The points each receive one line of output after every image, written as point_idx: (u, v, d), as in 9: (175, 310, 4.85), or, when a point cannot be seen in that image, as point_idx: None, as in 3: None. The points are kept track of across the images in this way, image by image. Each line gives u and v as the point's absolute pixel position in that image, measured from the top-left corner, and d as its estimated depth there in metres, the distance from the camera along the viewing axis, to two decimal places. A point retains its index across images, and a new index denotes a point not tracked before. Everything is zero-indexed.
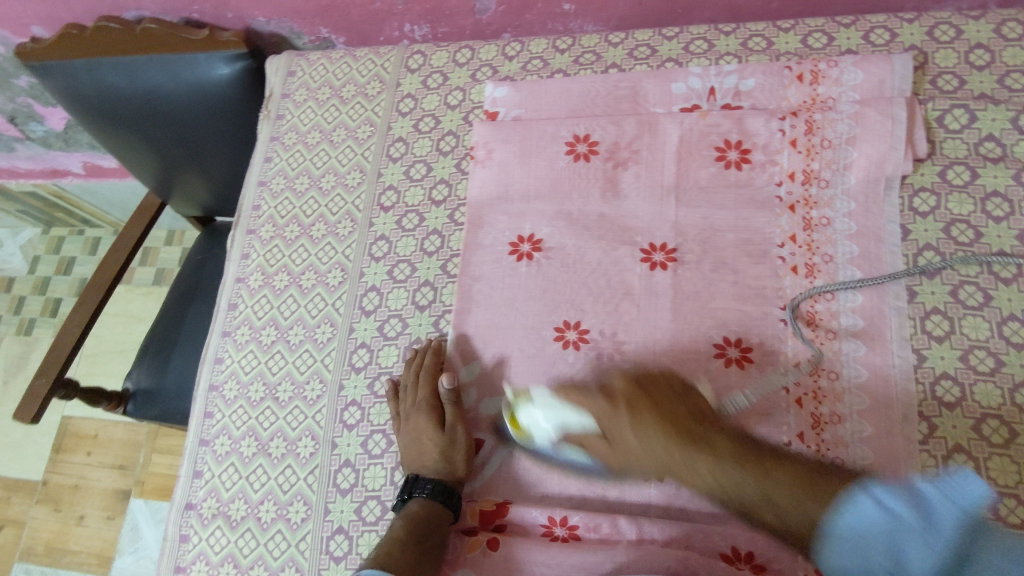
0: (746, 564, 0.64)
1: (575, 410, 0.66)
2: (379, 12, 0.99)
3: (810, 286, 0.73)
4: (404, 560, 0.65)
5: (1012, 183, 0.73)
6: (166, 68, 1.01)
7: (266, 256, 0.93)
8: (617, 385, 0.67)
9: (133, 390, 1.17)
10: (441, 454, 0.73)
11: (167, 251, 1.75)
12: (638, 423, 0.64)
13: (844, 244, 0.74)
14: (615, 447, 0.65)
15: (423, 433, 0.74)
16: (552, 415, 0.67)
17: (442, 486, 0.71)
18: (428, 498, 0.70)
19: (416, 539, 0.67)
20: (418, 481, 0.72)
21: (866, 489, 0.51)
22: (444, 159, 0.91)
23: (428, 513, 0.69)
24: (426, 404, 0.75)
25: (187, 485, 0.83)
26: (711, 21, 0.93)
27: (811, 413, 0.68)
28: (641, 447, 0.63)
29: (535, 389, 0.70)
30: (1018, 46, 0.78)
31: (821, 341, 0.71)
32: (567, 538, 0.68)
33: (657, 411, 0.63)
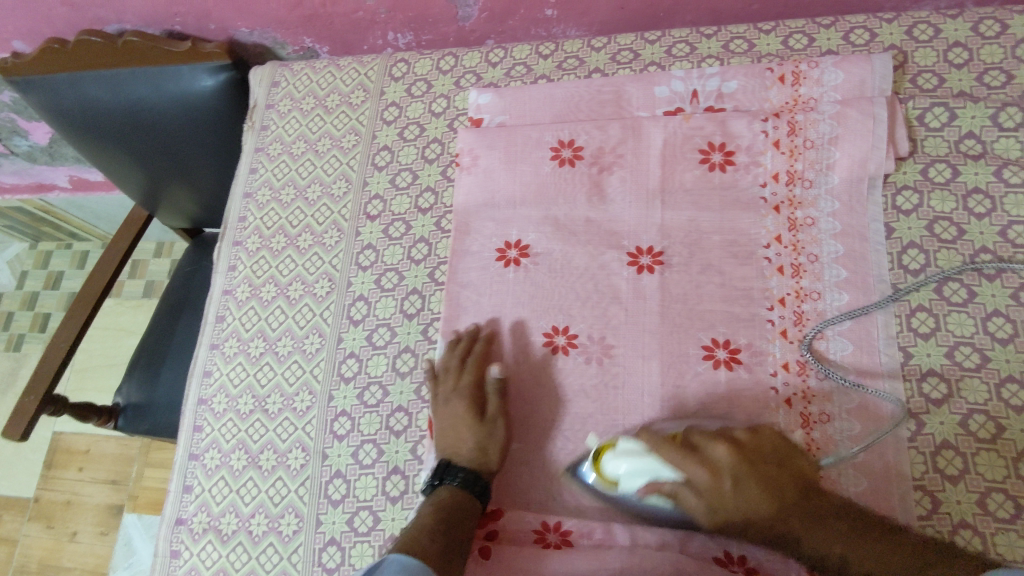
0: (739, 568, 0.64)
1: (674, 472, 0.60)
2: (362, 21, 0.99)
3: (796, 285, 0.73)
4: (432, 542, 0.61)
5: (993, 180, 0.73)
6: (149, 80, 1.01)
7: (253, 268, 0.93)
8: (717, 448, 0.61)
9: (123, 404, 1.16)
10: (477, 441, 0.71)
11: (156, 263, 1.74)
12: (741, 486, 0.60)
13: (830, 244, 0.74)
14: (716, 512, 0.60)
15: (462, 419, 0.72)
16: (648, 476, 0.61)
17: (473, 475, 0.68)
18: (458, 484, 0.68)
19: (444, 524, 0.64)
20: (451, 467, 0.69)
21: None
22: (430, 167, 0.91)
23: (457, 500, 0.67)
24: (468, 391, 0.74)
25: (178, 500, 0.82)
26: (693, 24, 0.93)
27: (800, 412, 0.68)
28: (743, 513, 0.59)
29: (626, 439, 0.62)
30: (995, 43, 0.79)
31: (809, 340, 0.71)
32: (560, 544, 0.68)
33: (763, 482, 0.60)
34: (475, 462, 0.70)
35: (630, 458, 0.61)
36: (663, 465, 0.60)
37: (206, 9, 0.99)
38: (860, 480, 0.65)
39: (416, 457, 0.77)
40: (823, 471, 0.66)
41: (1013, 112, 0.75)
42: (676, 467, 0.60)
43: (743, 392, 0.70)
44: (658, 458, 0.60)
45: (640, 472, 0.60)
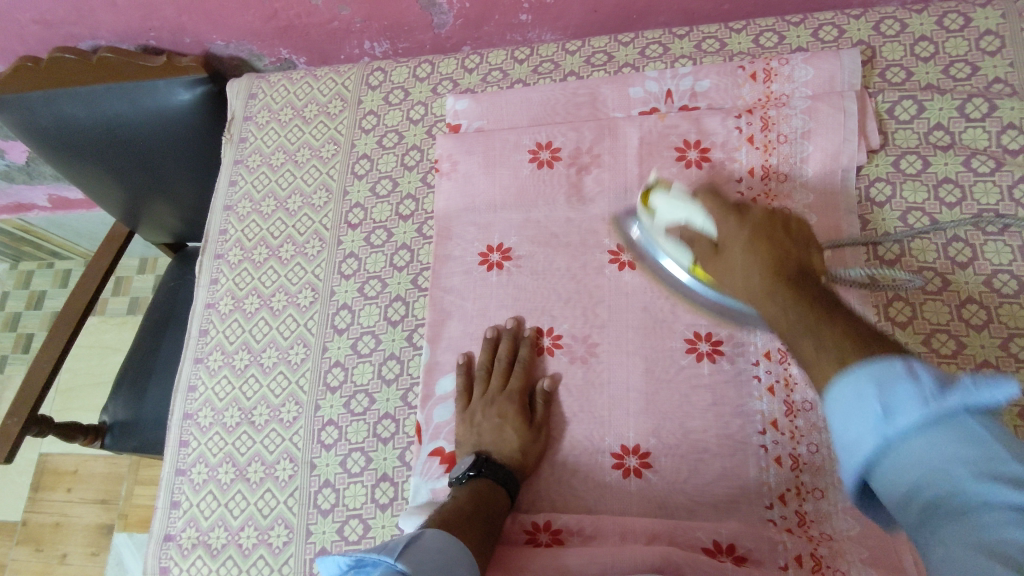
0: (727, 557, 0.63)
1: (703, 218, 0.65)
2: (338, 31, 0.99)
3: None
4: (470, 527, 0.61)
5: (963, 169, 0.75)
6: (125, 96, 1.01)
7: (235, 280, 0.93)
8: (759, 211, 0.63)
9: (110, 423, 1.15)
10: (520, 445, 0.71)
11: (140, 279, 1.72)
12: (751, 240, 0.60)
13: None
14: (716, 264, 0.63)
15: (509, 420, 0.72)
16: (680, 216, 0.68)
17: (509, 476, 0.69)
18: (495, 481, 0.68)
19: (481, 512, 0.64)
20: (493, 462, 0.69)
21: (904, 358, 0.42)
22: (410, 173, 0.91)
23: (492, 492, 0.67)
24: (518, 394, 0.74)
25: (165, 516, 0.82)
26: (666, 25, 0.94)
27: (785, 400, 0.69)
28: (739, 259, 0.60)
29: (681, 185, 0.70)
30: (960, 36, 0.81)
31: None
32: (551, 543, 0.67)
33: (778, 247, 0.59)
34: (510, 465, 0.70)
35: (674, 198, 0.68)
36: (694, 210, 0.66)
37: (181, 24, 0.99)
38: None
39: (405, 463, 0.77)
40: (807, 458, 0.67)
41: (979, 102, 0.77)
42: (706, 213, 0.65)
43: (726, 386, 0.71)
44: (697, 207, 0.66)
45: (671, 211, 0.69)
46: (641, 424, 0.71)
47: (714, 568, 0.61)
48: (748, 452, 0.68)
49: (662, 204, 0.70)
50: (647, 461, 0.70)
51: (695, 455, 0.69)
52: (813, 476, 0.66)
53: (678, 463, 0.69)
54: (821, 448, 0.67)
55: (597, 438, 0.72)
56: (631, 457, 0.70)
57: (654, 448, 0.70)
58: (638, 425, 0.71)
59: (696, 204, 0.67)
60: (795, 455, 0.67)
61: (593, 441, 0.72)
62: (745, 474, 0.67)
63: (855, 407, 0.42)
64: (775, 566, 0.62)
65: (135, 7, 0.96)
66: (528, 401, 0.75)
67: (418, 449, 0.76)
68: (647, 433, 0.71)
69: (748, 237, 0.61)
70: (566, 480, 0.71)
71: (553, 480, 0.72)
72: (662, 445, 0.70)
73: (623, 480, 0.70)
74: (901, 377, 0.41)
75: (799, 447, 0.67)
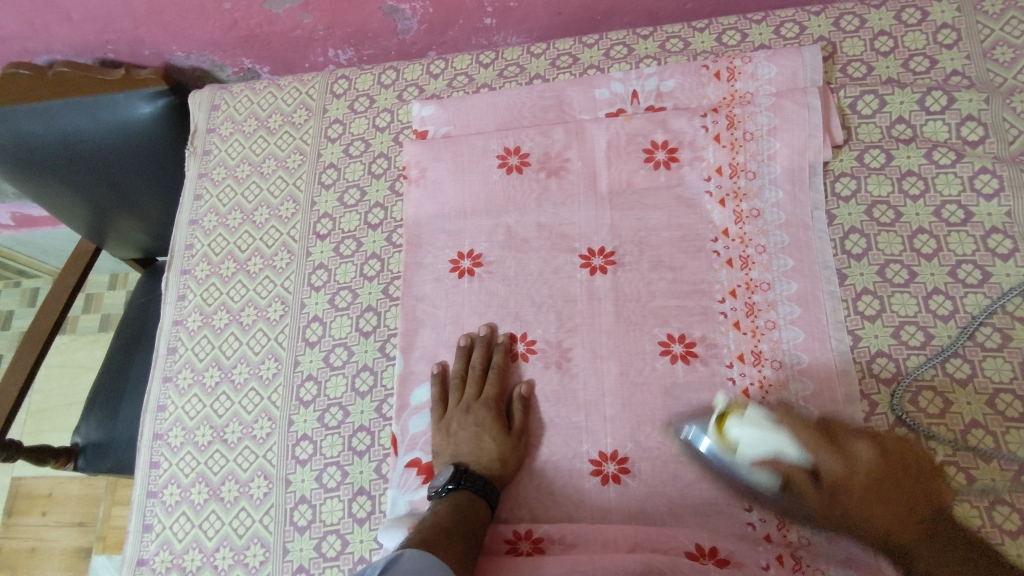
0: (710, 560, 0.63)
1: (795, 450, 0.60)
2: (300, 38, 0.98)
3: (745, 277, 0.74)
4: (449, 545, 0.60)
5: (925, 162, 0.75)
6: (85, 111, 0.98)
7: (203, 296, 0.91)
8: (862, 443, 0.60)
9: (82, 444, 1.12)
10: (497, 453, 0.70)
11: (110, 295, 1.69)
12: (869, 491, 0.59)
13: (775, 234, 0.75)
14: (826, 502, 0.60)
15: (486, 428, 0.71)
16: (763, 453, 0.61)
17: (489, 486, 0.68)
18: (474, 493, 0.67)
19: (461, 528, 0.63)
20: (470, 473, 0.68)
21: None
22: (378, 181, 0.90)
23: (472, 505, 0.66)
24: (492, 402, 0.73)
25: (138, 540, 0.80)
26: (631, 26, 0.94)
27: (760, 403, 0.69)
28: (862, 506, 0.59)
29: (751, 407, 0.63)
30: (918, 30, 0.82)
31: (762, 331, 0.72)
32: (532, 552, 0.67)
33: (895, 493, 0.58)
34: (489, 474, 0.69)
35: (754, 427, 0.62)
36: (783, 442, 0.61)
37: (139, 35, 0.97)
38: None
39: (381, 476, 0.76)
40: None
41: (938, 95, 0.78)
42: (800, 446, 0.60)
43: (701, 386, 0.71)
44: (784, 436, 0.61)
45: (758, 442, 0.61)
46: (618, 428, 0.71)
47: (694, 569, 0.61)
48: None
49: (743, 435, 0.62)
50: (626, 466, 0.70)
51: (672, 457, 0.69)
52: None
53: (656, 465, 0.69)
54: None
55: (575, 443, 0.72)
56: (610, 463, 0.70)
57: (632, 453, 0.70)
58: (616, 430, 0.71)
59: (785, 437, 0.61)
60: None
61: (570, 446, 0.72)
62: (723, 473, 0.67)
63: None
64: (756, 566, 0.62)
65: (90, 20, 0.94)
66: (505, 408, 0.74)
67: (394, 462, 0.75)
68: (624, 437, 0.71)
69: (856, 478, 0.59)
70: (544, 487, 0.71)
71: (531, 489, 0.71)
72: (640, 449, 0.70)
73: (602, 486, 0.69)
74: None
75: None
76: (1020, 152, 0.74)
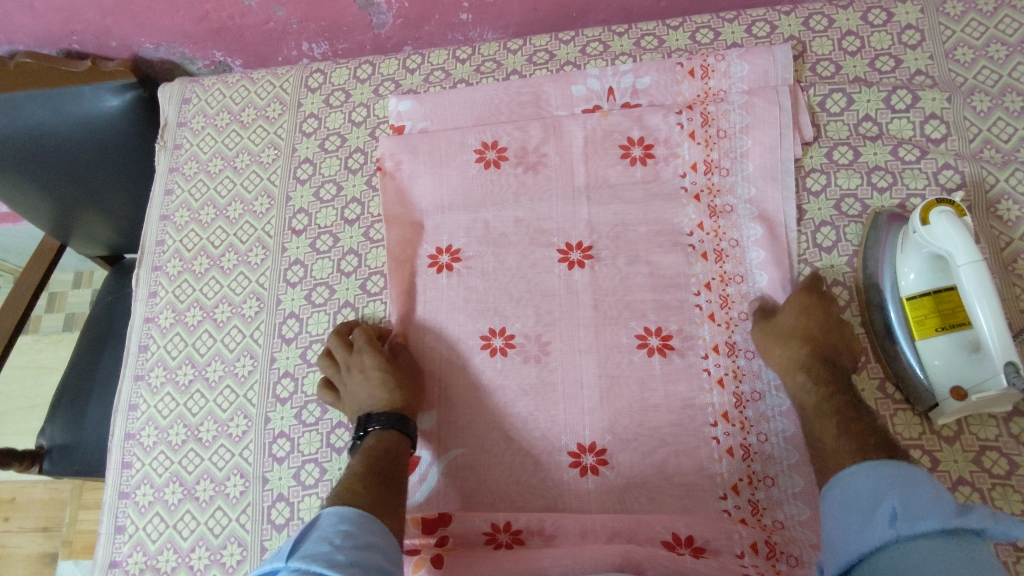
0: (686, 549, 0.65)
1: (966, 264, 0.62)
2: (274, 32, 0.97)
3: (720, 270, 0.76)
4: (364, 493, 0.62)
5: (891, 158, 0.78)
6: (48, 102, 0.95)
7: (175, 293, 0.89)
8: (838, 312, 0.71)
9: (48, 446, 1.09)
10: (391, 381, 0.73)
11: (75, 295, 1.64)
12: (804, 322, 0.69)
13: (748, 226, 0.77)
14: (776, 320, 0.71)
15: (369, 368, 0.74)
16: (950, 246, 0.63)
17: (394, 416, 0.71)
18: (383, 428, 0.70)
19: (372, 471, 0.65)
20: (371, 415, 0.71)
21: (855, 502, 0.57)
22: (354, 176, 0.90)
23: (381, 442, 0.69)
24: (362, 341, 0.76)
25: (110, 541, 0.79)
26: (606, 23, 0.95)
27: (733, 394, 0.71)
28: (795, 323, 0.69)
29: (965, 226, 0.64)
30: (883, 30, 0.84)
31: (735, 322, 0.74)
32: (512, 543, 0.67)
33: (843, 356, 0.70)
34: (393, 406, 0.72)
35: (958, 227, 0.63)
36: (966, 249, 0.62)
37: (106, 26, 0.95)
38: (792, 452, 0.68)
39: None
40: (757, 447, 0.69)
41: (903, 94, 0.80)
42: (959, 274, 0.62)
43: (678, 378, 0.72)
44: (973, 250, 0.62)
45: (946, 237, 0.63)
46: (595, 421, 0.72)
47: (673, 562, 0.62)
48: (700, 444, 0.70)
49: (945, 223, 0.64)
50: (604, 458, 0.71)
51: (651, 447, 0.70)
52: (764, 464, 0.68)
53: (634, 456, 0.70)
54: (769, 437, 0.69)
55: (554, 437, 0.72)
56: (588, 454, 0.71)
57: (609, 445, 0.71)
58: (593, 422, 0.72)
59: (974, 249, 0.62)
60: (745, 445, 0.69)
61: (550, 439, 0.72)
62: (698, 465, 0.69)
63: (863, 496, 0.56)
64: (731, 554, 0.64)
65: (54, 10, 0.92)
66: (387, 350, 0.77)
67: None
68: (602, 430, 0.72)
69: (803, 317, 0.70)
70: (523, 471, 0.72)
71: (513, 480, 0.72)
72: (617, 440, 0.71)
73: (581, 478, 0.71)
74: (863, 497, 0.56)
75: (750, 437, 0.69)
76: (980, 149, 0.77)
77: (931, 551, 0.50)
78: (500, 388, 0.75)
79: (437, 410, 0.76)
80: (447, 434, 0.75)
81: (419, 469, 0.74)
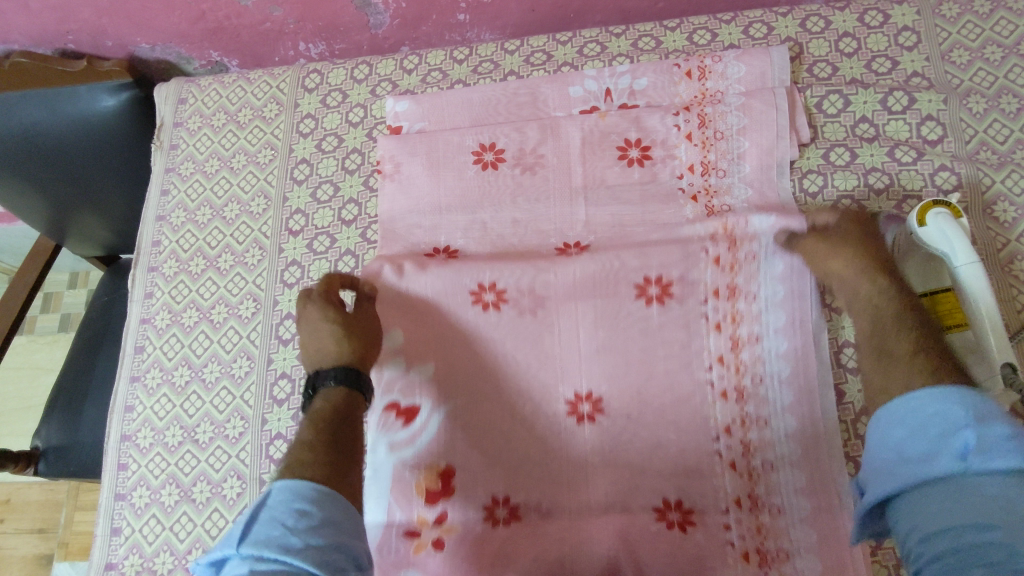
0: (676, 511, 0.69)
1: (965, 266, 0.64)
2: (271, 32, 0.96)
3: (727, 237, 0.74)
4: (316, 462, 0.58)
5: (888, 160, 0.78)
6: (43, 102, 0.95)
7: (172, 293, 0.89)
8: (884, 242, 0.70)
9: (44, 448, 1.08)
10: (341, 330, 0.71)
11: (70, 295, 1.64)
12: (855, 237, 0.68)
13: (763, 218, 0.73)
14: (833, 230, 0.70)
15: (318, 319, 0.72)
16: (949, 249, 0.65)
17: (342, 369, 0.68)
18: (337, 382, 0.67)
19: (328, 435, 0.61)
20: (321, 372, 0.68)
21: (919, 428, 0.53)
22: (351, 177, 0.89)
23: (328, 401, 0.65)
24: (315, 293, 0.74)
25: (106, 544, 0.78)
26: (603, 24, 0.95)
27: (731, 364, 0.71)
28: (850, 232, 0.69)
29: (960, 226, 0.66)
30: (880, 32, 0.84)
31: (740, 263, 0.73)
32: (509, 518, 0.70)
33: (898, 285, 0.65)
34: (340, 358, 0.69)
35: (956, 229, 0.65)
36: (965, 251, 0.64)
37: (102, 26, 0.95)
38: (794, 448, 0.68)
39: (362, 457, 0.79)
40: (757, 443, 0.69)
41: (900, 96, 0.80)
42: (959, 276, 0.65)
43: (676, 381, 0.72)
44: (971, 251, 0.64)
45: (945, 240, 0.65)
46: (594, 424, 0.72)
47: None
48: (701, 447, 0.70)
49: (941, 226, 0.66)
50: (601, 406, 0.72)
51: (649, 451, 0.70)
52: (763, 461, 0.69)
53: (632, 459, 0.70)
54: (770, 433, 0.69)
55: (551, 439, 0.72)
56: (585, 403, 0.73)
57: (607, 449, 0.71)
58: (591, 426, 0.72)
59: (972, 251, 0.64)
60: (746, 442, 0.70)
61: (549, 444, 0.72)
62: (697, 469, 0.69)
63: (929, 420, 0.53)
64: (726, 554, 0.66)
65: (50, 9, 0.91)
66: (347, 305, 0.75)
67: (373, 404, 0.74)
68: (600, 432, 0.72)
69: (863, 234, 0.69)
70: (524, 450, 0.73)
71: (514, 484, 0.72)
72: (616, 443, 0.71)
73: (578, 426, 0.72)
74: (929, 420, 0.53)
75: (750, 436, 0.70)
76: (976, 150, 0.77)
77: (998, 491, 0.47)
78: (497, 370, 0.75)
79: (433, 361, 0.75)
80: (446, 383, 0.75)
81: (419, 419, 0.73)
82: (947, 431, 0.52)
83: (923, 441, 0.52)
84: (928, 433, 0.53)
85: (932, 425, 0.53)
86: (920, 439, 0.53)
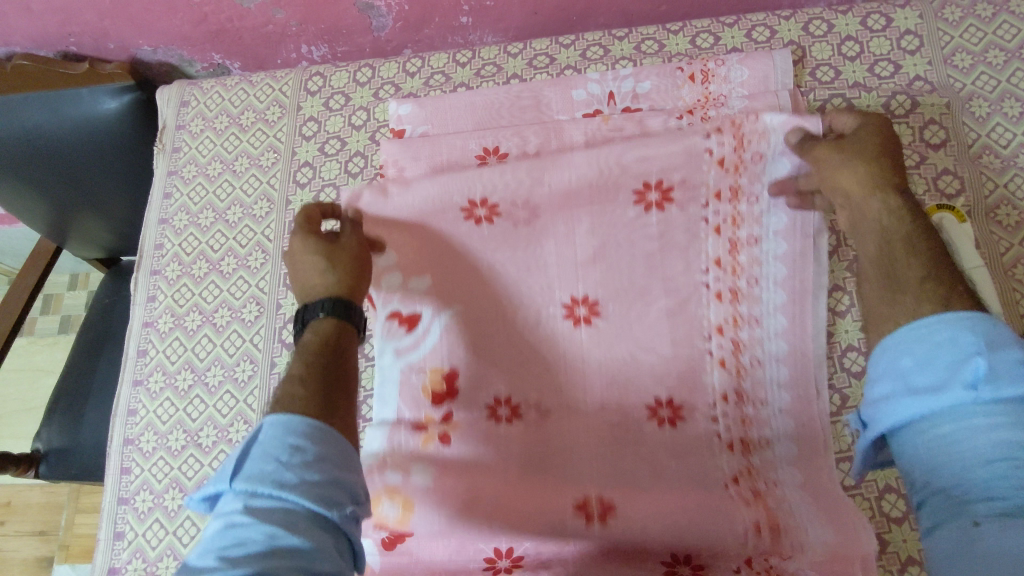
0: (667, 408, 0.72)
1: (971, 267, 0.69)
2: (273, 35, 0.96)
3: (733, 262, 0.73)
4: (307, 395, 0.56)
5: None
6: (46, 104, 0.95)
7: (174, 297, 0.89)
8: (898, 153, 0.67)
9: (44, 451, 1.08)
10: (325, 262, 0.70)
11: (71, 297, 1.64)
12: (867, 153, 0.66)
13: (770, 242, 0.73)
14: (845, 143, 0.67)
15: (304, 250, 0.71)
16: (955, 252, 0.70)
17: (334, 303, 0.67)
18: (326, 314, 0.66)
19: (319, 367, 0.60)
20: (310, 306, 0.67)
21: (926, 361, 0.53)
22: (354, 180, 0.89)
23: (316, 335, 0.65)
24: (299, 223, 0.73)
25: (109, 548, 0.78)
26: (606, 27, 0.95)
27: (729, 266, 0.73)
28: (861, 147, 0.66)
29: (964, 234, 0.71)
30: (883, 36, 0.84)
31: (745, 165, 0.72)
32: (511, 415, 0.74)
33: (906, 207, 0.64)
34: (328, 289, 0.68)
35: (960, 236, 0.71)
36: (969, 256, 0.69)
37: (104, 28, 0.94)
38: (793, 451, 0.70)
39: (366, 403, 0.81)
40: (759, 447, 0.70)
41: (903, 100, 0.80)
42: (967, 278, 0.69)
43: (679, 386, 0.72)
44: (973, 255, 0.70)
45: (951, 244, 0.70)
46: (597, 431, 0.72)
47: None
48: (704, 450, 0.71)
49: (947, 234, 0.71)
50: (597, 308, 0.75)
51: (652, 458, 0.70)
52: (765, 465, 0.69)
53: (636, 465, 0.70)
54: (772, 441, 0.70)
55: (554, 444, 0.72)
56: (581, 306, 0.75)
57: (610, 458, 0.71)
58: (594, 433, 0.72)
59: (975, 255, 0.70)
60: (746, 445, 0.70)
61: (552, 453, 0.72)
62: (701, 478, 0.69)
63: (935, 350, 0.53)
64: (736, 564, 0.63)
65: (52, 11, 0.91)
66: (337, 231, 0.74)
67: (374, 314, 0.76)
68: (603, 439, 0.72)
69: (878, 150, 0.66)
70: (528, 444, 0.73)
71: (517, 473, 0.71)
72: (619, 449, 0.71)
73: (574, 327, 0.75)
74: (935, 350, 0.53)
75: (751, 442, 0.70)
76: (979, 155, 0.77)
77: (1003, 421, 0.48)
78: (500, 317, 0.76)
79: (431, 273, 0.76)
80: (443, 293, 0.76)
81: (421, 326, 0.75)
82: (953, 362, 0.51)
83: (930, 375, 0.52)
84: (934, 365, 0.52)
85: (938, 357, 0.52)
86: (928, 371, 0.52)
